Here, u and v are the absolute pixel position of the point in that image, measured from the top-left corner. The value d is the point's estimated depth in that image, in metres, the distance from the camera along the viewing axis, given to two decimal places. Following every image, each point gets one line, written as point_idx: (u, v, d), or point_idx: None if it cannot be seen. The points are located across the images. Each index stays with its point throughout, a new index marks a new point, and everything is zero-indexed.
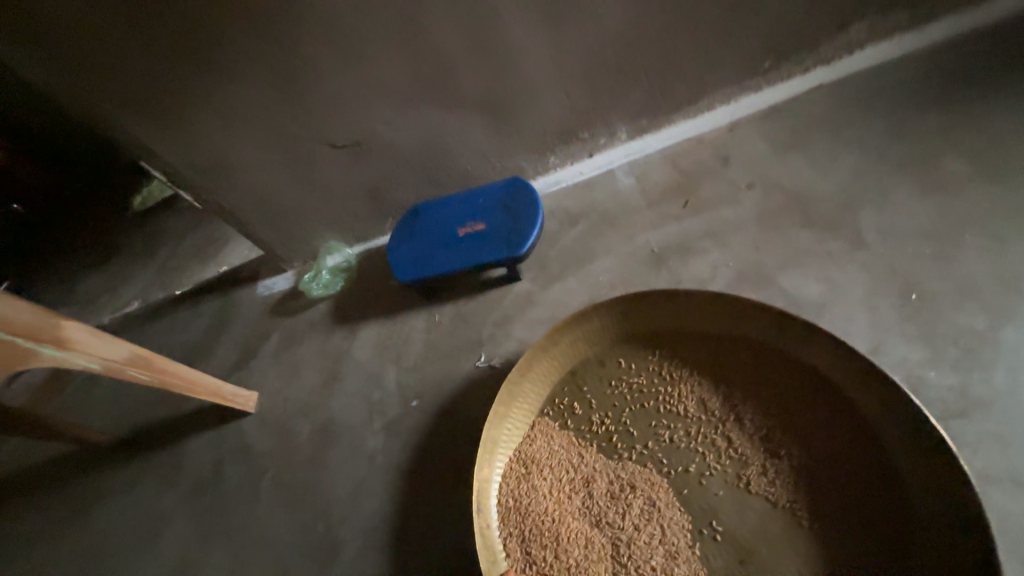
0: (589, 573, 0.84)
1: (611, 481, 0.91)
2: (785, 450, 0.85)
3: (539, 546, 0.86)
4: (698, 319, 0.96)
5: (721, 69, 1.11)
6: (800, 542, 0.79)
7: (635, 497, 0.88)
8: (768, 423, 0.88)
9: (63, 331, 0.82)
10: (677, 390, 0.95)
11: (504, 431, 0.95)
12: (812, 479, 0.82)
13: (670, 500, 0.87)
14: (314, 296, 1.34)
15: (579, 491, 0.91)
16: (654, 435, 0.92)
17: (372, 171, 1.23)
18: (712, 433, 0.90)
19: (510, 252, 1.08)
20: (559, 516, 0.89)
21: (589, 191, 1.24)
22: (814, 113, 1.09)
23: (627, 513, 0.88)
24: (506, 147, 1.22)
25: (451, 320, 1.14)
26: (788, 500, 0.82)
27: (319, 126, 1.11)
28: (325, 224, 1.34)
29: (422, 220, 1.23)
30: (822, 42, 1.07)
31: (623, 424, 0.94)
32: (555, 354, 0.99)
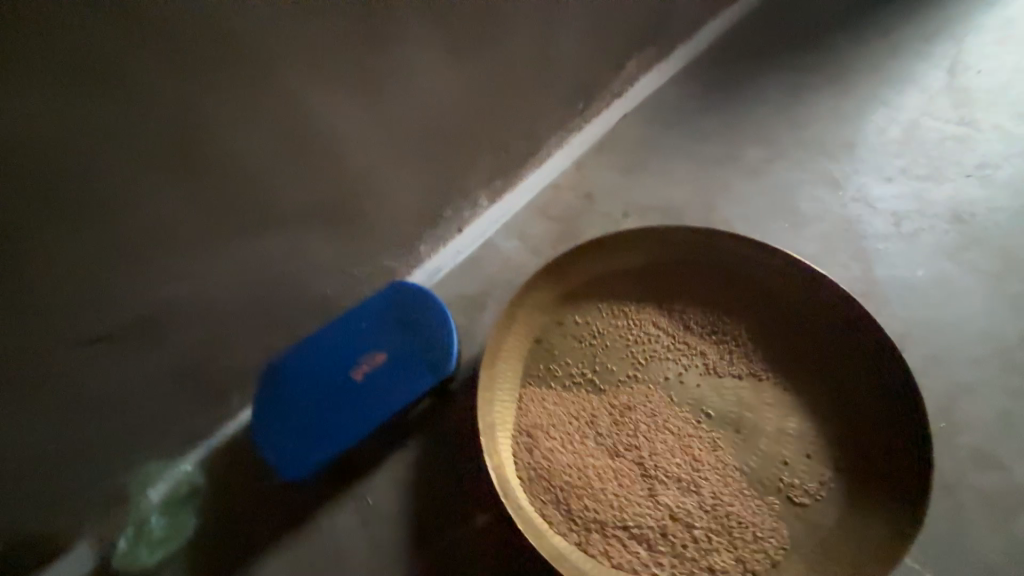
0: (631, 505, 0.74)
1: (611, 412, 0.81)
2: (733, 332, 0.84)
3: (578, 499, 0.74)
4: (615, 248, 0.89)
5: (551, 117, 1.12)
6: (774, 396, 0.79)
7: (637, 414, 0.80)
8: (709, 317, 0.86)
9: None
10: (629, 316, 0.88)
11: (496, 412, 0.80)
12: (758, 346, 0.83)
13: (664, 402, 0.81)
14: (149, 563, 0.86)
15: (588, 431, 0.80)
16: (627, 359, 0.85)
17: (183, 351, 0.83)
18: (670, 340, 0.85)
19: (437, 375, 0.87)
20: (582, 464, 0.77)
21: (476, 267, 1.11)
22: (638, 133, 1.19)
23: (637, 431, 0.79)
24: (366, 252, 1.00)
25: (391, 492, 0.84)
26: (758, 368, 0.81)
27: (61, 331, 0.69)
28: (120, 457, 0.85)
29: (290, 381, 0.89)
30: (619, 73, 1.17)
31: (599, 361, 0.85)
32: (514, 327, 0.86)
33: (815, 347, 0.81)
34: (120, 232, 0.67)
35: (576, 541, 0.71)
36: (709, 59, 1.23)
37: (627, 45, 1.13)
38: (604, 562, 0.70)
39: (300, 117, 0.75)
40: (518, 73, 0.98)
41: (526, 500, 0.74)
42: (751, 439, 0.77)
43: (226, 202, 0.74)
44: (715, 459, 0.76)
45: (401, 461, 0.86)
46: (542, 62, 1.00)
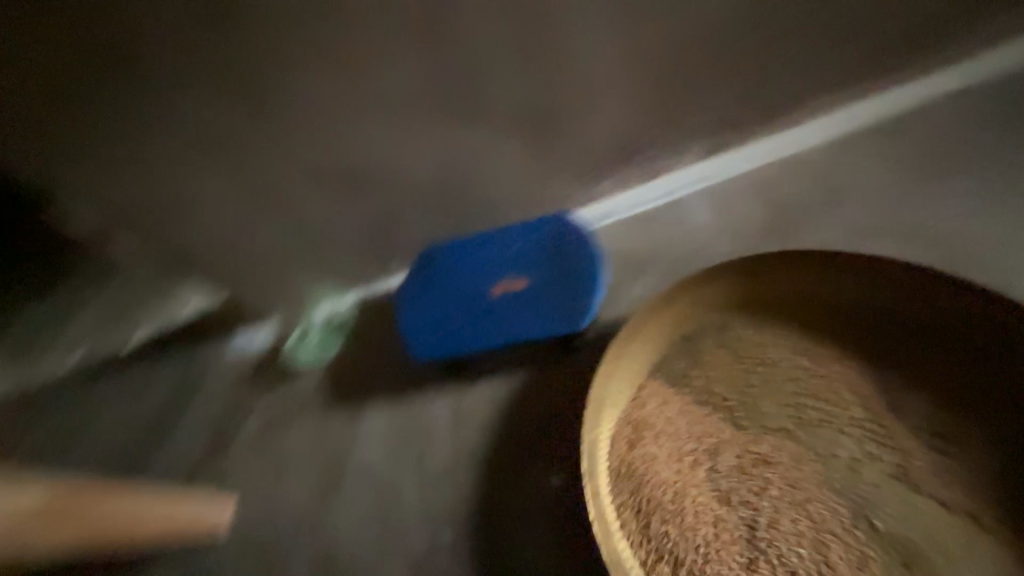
0: (720, 564, 0.61)
1: (740, 456, 0.68)
2: (960, 443, 0.62)
3: (660, 520, 0.65)
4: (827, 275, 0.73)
5: (820, 76, 0.87)
6: (989, 556, 0.57)
7: (772, 475, 0.65)
8: (931, 413, 0.64)
9: None
10: (815, 362, 0.71)
11: (611, 387, 0.74)
12: (991, 480, 0.60)
13: (815, 480, 0.64)
14: (302, 363, 1.06)
15: (704, 461, 0.68)
16: (790, 410, 0.69)
17: (375, 204, 0.96)
18: (860, 415, 0.66)
19: (567, 325, 0.82)
20: (680, 489, 0.67)
21: (653, 226, 0.97)
22: (945, 127, 0.86)
23: (764, 492, 0.65)
24: (548, 171, 0.95)
25: (488, 405, 0.87)
26: (980, 507, 0.59)
27: (308, 150, 0.88)
28: (312, 269, 1.06)
29: (440, 271, 0.95)
30: (953, 36, 0.84)
31: (751, 395, 0.71)
32: (669, 313, 0.77)
33: None
34: (376, 76, 0.81)
35: (642, 560, 0.62)
36: None
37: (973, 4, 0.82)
38: None
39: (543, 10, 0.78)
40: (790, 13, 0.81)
41: (605, 490, 0.67)
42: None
43: (451, 72, 0.81)
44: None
45: (504, 384, 0.88)
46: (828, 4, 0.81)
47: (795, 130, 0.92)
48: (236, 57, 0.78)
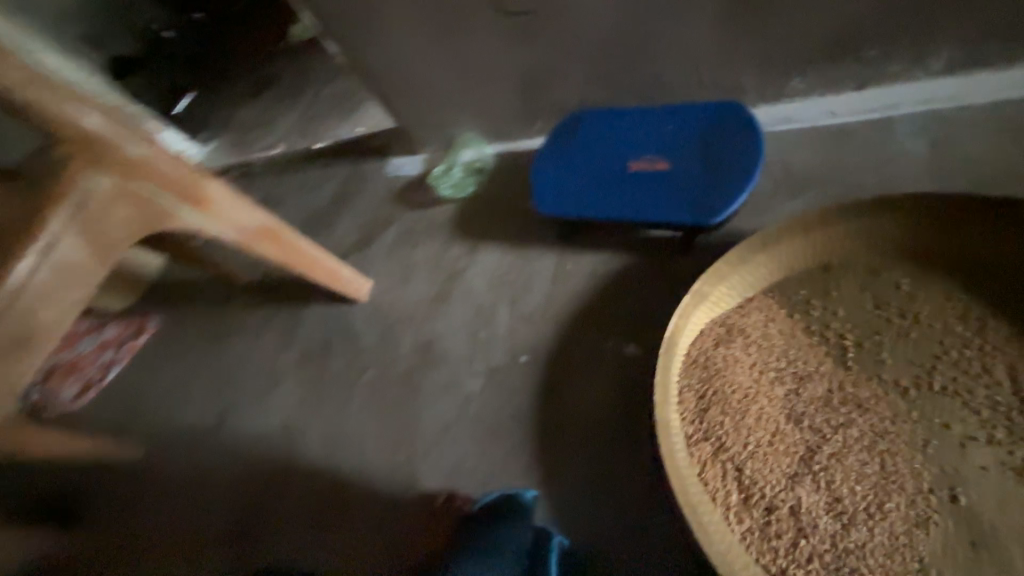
0: (763, 465, 0.62)
1: (832, 389, 0.65)
2: None
3: (718, 410, 0.67)
4: None
5: None
6: None
7: (861, 417, 0.62)
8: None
9: (204, 189, 0.78)
10: (975, 333, 0.62)
11: (720, 288, 0.72)
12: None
13: (908, 439, 0.59)
14: (441, 195, 1.19)
15: (787, 382, 0.67)
16: (914, 369, 0.62)
17: (535, 52, 0.92)
18: (1003, 400, 0.58)
19: (696, 217, 0.79)
20: (751, 394, 0.67)
21: (838, 144, 0.84)
22: None
23: (843, 428, 0.62)
24: (737, 53, 0.83)
25: (590, 275, 0.91)
26: None
27: None
28: (464, 112, 1.11)
29: (584, 137, 0.94)
30: None
31: (874, 343, 0.66)
32: (817, 236, 0.71)
33: None
34: None
35: (687, 433, 0.66)
36: None
37: None
38: (692, 468, 0.64)
39: None
40: None
41: (676, 370, 0.70)
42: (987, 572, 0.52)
43: None
44: (905, 532, 0.55)
45: (612, 261, 0.90)
46: None
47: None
48: None
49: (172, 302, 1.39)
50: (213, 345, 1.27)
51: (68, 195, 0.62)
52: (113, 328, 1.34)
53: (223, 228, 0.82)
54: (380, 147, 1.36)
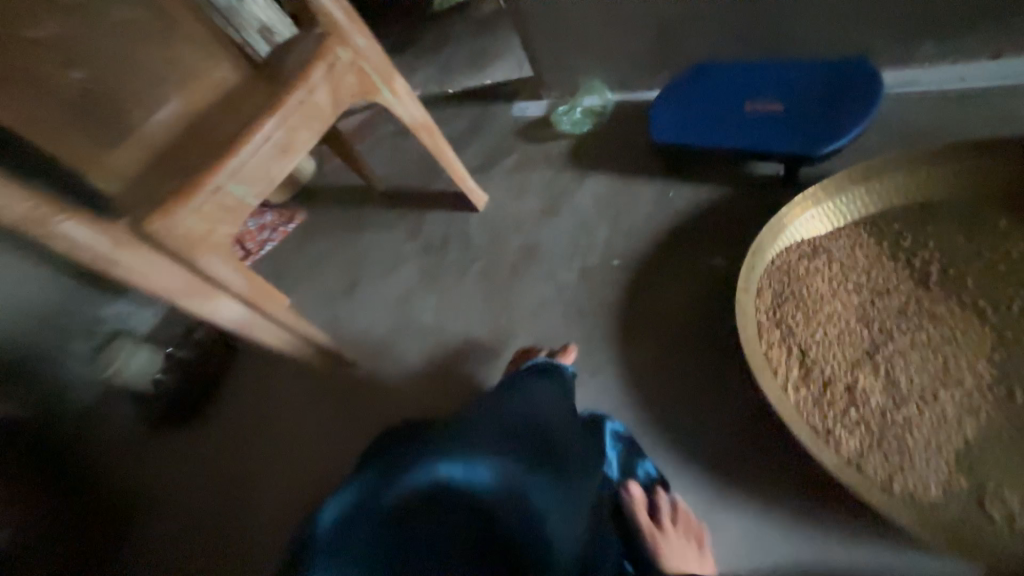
0: (830, 351, 0.71)
1: (909, 302, 0.72)
2: None
3: (793, 306, 0.76)
4: None
5: None
6: None
7: (931, 324, 0.69)
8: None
9: (395, 79, 1.00)
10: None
11: (813, 209, 0.81)
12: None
13: (975, 346, 0.66)
14: (561, 130, 1.36)
15: (864, 292, 0.74)
16: (994, 295, 0.69)
17: (676, 3, 1.04)
18: None
19: (803, 149, 0.88)
20: (826, 298, 0.76)
21: (959, 108, 0.91)
22: None
23: (912, 331, 0.69)
24: (871, 11, 0.90)
25: (688, 201, 1.03)
26: None
27: None
28: (595, 59, 1.26)
29: (706, 80, 1.05)
30: None
31: (958, 270, 0.72)
32: (919, 175, 0.78)
33: None
34: None
35: (760, 319, 0.76)
36: None
37: None
38: (760, 345, 0.73)
39: None
40: None
41: (759, 270, 0.79)
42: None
43: None
44: (954, 414, 0.62)
45: (712, 192, 1.01)
46: None
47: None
48: None
49: (310, 197, 1.64)
50: (343, 232, 1.51)
51: (324, 55, 0.88)
52: (272, 214, 1.61)
53: (402, 113, 1.05)
54: (510, 91, 1.57)
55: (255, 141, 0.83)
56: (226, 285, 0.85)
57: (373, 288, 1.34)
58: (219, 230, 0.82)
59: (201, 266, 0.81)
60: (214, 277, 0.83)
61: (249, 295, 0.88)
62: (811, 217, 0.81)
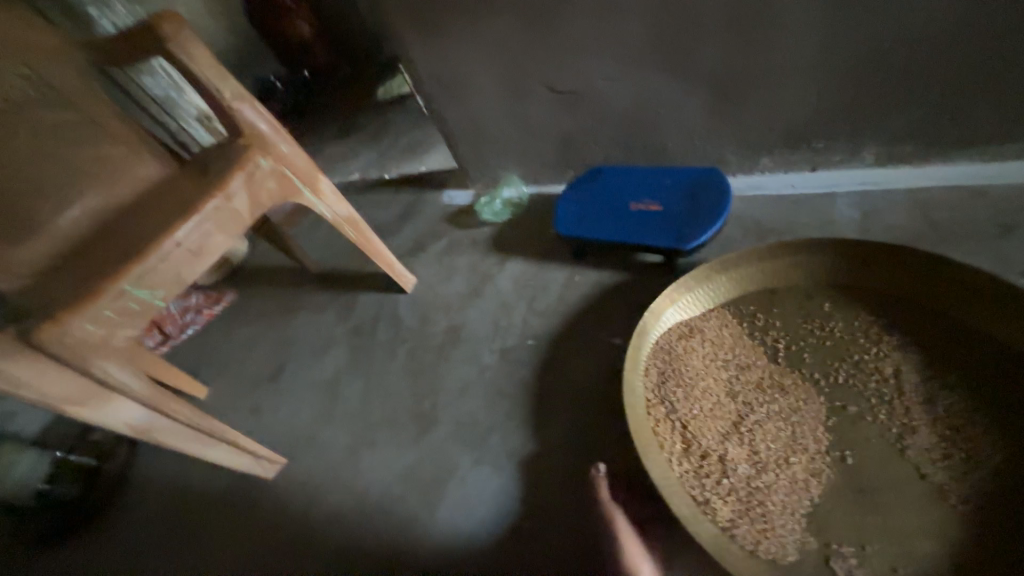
0: (704, 424, 0.82)
1: (764, 377, 0.85)
2: (970, 447, 0.71)
3: (674, 383, 0.87)
4: (927, 287, 0.83)
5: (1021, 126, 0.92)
6: (934, 518, 0.68)
7: (781, 397, 0.82)
8: (965, 419, 0.74)
9: (318, 181, 1.08)
10: (874, 344, 0.83)
11: (686, 295, 0.94)
12: (980, 480, 0.69)
13: (815, 414, 0.79)
14: (483, 219, 1.48)
15: (730, 369, 0.87)
16: (827, 367, 0.83)
17: (572, 120, 1.24)
18: (889, 394, 0.78)
19: (674, 243, 1.04)
20: (701, 375, 0.87)
21: (792, 208, 1.09)
22: None
23: (768, 404, 0.82)
24: (718, 135, 1.12)
25: (591, 285, 1.16)
26: (955, 494, 0.69)
27: (547, 64, 1.13)
28: (512, 159, 1.43)
29: (601, 181, 1.24)
30: None
31: (800, 347, 0.86)
32: (764, 265, 0.92)
33: None
34: (619, 27, 1.00)
35: (647, 396, 0.86)
36: None
37: None
38: (650, 422, 0.83)
39: None
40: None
41: (647, 351, 0.91)
42: (858, 508, 0.71)
43: (676, 32, 0.97)
44: (802, 477, 0.74)
45: (610, 277, 1.15)
46: None
47: (961, 166, 1.00)
48: None
49: (240, 278, 1.63)
50: (271, 314, 1.49)
51: (245, 166, 0.95)
52: (198, 295, 1.57)
53: (328, 209, 1.12)
54: (441, 182, 1.71)
55: (165, 248, 0.86)
56: (128, 392, 0.82)
57: (298, 373, 1.32)
58: (117, 334, 0.83)
59: (97, 373, 0.79)
60: (114, 383, 0.81)
61: (152, 401, 0.85)
62: (686, 302, 0.94)
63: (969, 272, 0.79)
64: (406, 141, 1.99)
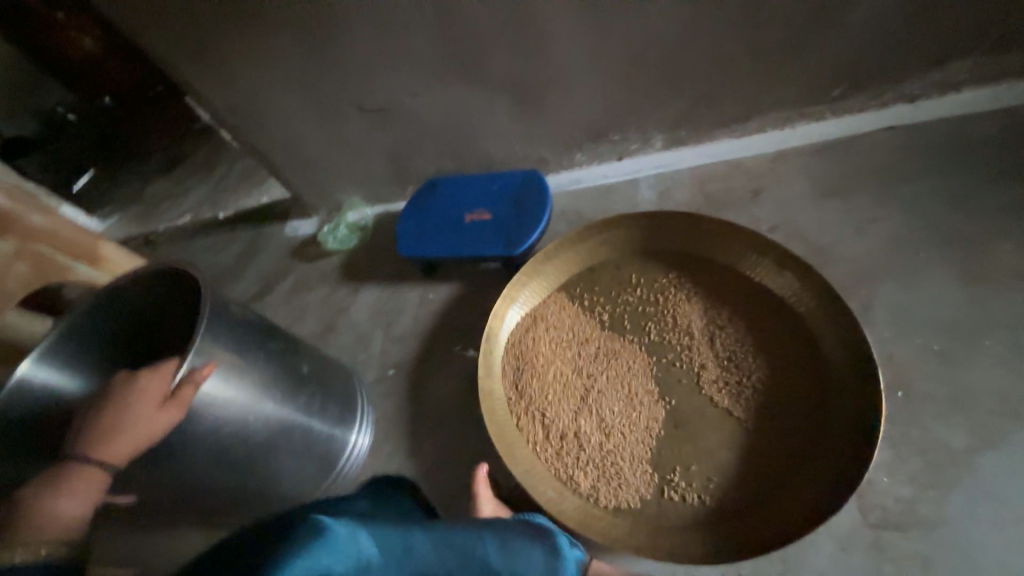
0: (557, 404, 0.87)
1: (600, 347, 0.91)
2: (749, 368, 0.81)
3: (527, 375, 0.90)
4: (704, 240, 0.93)
5: (761, 109, 1.07)
6: (728, 437, 0.77)
7: (613, 362, 0.89)
8: (739, 345, 0.84)
9: (97, 251, 0.99)
10: (674, 299, 0.92)
11: (523, 291, 0.98)
12: (756, 395, 0.79)
13: (641, 371, 0.87)
14: (328, 248, 1.39)
15: (574, 347, 0.93)
16: (642, 327, 0.91)
17: (394, 137, 1.21)
18: (687, 339, 0.87)
19: (506, 250, 1.09)
20: (551, 360, 0.92)
21: (607, 197, 1.21)
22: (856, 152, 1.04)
23: (605, 371, 0.88)
24: (533, 136, 1.18)
25: (443, 300, 1.16)
26: (740, 412, 0.78)
27: (347, 84, 1.08)
28: (348, 181, 1.36)
29: (438, 194, 1.24)
30: (880, 87, 1.01)
31: (622, 315, 0.94)
32: (580, 247, 0.99)
33: (804, 429, 0.74)
34: (403, 44, 0.99)
35: (506, 394, 0.89)
36: (985, 125, 0.98)
37: (903, 68, 0.97)
38: (512, 419, 0.86)
39: (532, 4, 0.91)
40: (750, 41, 0.95)
41: (500, 352, 0.94)
42: (679, 443, 0.78)
43: (459, 45, 0.99)
44: (642, 429, 0.81)
45: (460, 289, 1.16)
46: (779, 46, 0.96)
47: (731, 140, 1.14)
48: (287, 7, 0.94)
49: None
50: None
51: None
52: None
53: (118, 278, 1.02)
54: (281, 213, 1.55)
55: None
56: None
57: None
58: None
59: None
60: None
61: None
62: (525, 296, 0.98)
63: (723, 221, 0.90)
64: (238, 171, 1.78)
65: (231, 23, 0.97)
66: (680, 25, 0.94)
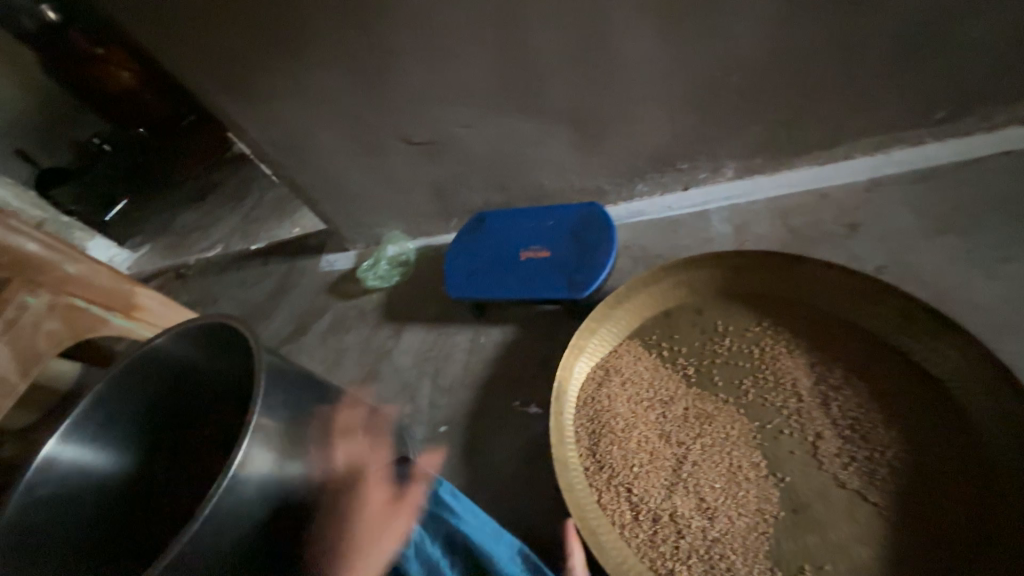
0: (645, 478, 0.75)
1: (688, 407, 0.80)
2: (877, 441, 0.69)
3: (606, 440, 0.79)
4: (802, 285, 0.81)
5: (851, 134, 0.97)
6: (864, 528, 0.65)
7: (708, 428, 0.77)
8: (861, 412, 0.72)
9: (134, 298, 0.94)
10: (772, 352, 0.80)
11: (594, 340, 0.87)
12: (893, 476, 0.67)
13: (744, 440, 0.75)
14: (368, 285, 1.31)
15: (657, 407, 0.81)
16: (736, 386, 0.79)
17: (442, 171, 1.14)
18: (795, 402, 0.76)
19: (570, 292, 0.99)
20: (632, 423, 0.80)
21: (674, 231, 1.10)
22: (968, 180, 0.92)
23: (699, 438, 0.77)
24: (591, 167, 1.09)
25: (497, 346, 1.06)
26: (873, 496, 0.66)
27: (394, 116, 1.02)
28: (389, 214, 1.29)
29: (488, 230, 1.16)
30: (995, 108, 0.89)
31: (710, 368, 0.82)
32: (656, 289, 0.88)
33: (959, 520, 0.62)
34: (458, 73, 0.93)
35: (584, 465, 0.78)
36: None
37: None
38: (594, 497, 0.74)
39: (601, 27, 0.84)
40: (843, 61, 0.86)
41: (571, 412, 0.82)
42: (804, 532, 0.66)
43: (518, 73, 0.92)
44: (754, 514, 0.69)
45: (515, 334, 1.06)
46: (876, 65, 0.86)
47: (816, 167, 1.03)
48: (335, 35, 0.87)
49: None
50: None
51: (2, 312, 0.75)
52: None
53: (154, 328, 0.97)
54: (316, 246, 1.48)
55: None
56: None
57: None
58: None
59: None
60: None
61: None
62: (595, 345, 0.87)
63: (828, 262, 0.79)
64: (270, 200, 1.74)
65: (276, 56, 0.92)
66: (765, 46, 0.85)
